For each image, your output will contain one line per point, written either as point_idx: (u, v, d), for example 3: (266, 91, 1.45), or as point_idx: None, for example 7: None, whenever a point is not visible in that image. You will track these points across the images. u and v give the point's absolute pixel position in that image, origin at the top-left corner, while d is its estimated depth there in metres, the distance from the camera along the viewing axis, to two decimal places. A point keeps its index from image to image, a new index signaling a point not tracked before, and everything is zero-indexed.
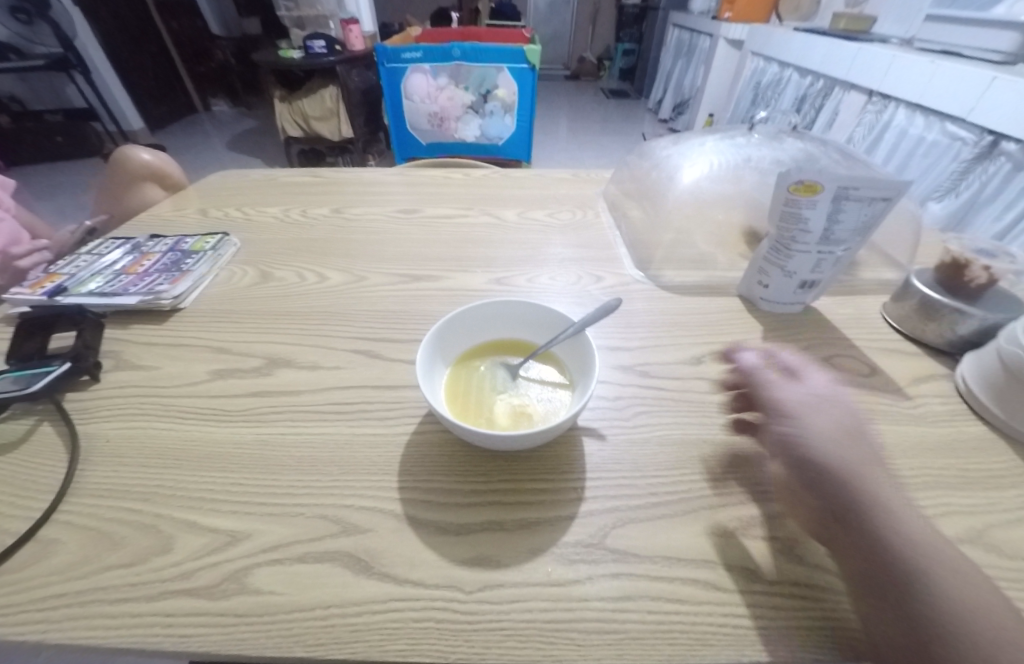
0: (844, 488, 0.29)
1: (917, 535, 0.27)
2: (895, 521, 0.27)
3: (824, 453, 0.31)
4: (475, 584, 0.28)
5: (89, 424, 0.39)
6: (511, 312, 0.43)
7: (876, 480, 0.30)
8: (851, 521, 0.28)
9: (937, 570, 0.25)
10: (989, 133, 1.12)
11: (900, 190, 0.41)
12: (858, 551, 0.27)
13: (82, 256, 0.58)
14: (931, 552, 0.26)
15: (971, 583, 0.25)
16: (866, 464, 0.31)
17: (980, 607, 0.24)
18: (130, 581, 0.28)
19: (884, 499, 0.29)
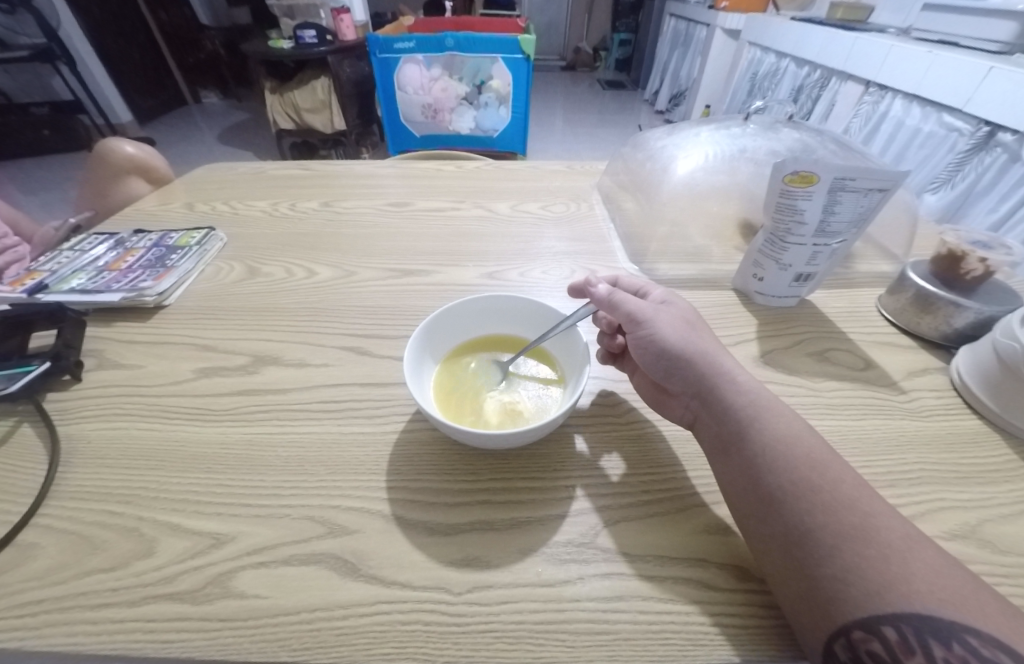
0: (722, 406, 0.31)
1: (790, 437, 0.29)
2: (768, 428, 0.29)
3: (696, 372, 0.33)
4: (465, 585, 0.27)
5: (71, 425, 0.38)
6: (503, 308, 0.42)
7: (748, 389, 0.32)
8: (734, 440, 0.30)
9: (809, 468, 0.27)
10: (985, 124, 1.11)
11: (896, 181, 0.40)
12: (742, 467, 0.29)
13: (64, 252, 0.57)
14: (804, 452, 0.28)
15: (839, 474, 0.27)
16: (734, 373, 0.33)
17: (849, 496, 0.25)
18: (110, 586, 0.28)
19: (759, 410, 0.30)
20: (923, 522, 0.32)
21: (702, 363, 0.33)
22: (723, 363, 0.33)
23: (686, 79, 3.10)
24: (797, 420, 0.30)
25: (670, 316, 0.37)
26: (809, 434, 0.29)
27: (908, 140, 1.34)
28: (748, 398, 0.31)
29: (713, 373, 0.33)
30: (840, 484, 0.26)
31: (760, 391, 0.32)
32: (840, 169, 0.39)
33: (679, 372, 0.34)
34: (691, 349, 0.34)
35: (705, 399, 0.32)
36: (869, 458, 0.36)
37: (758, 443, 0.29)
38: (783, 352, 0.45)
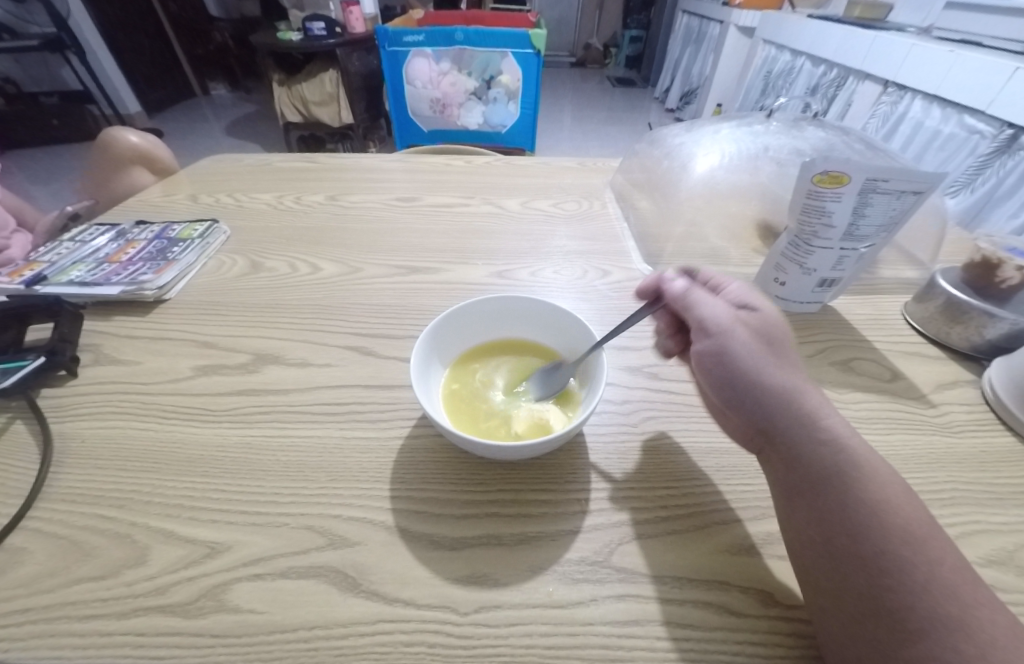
0: (799, 447, 0.27)
1: (883, 497, 0.25)
2: (847, 479, 0.26)
3: (770, 404, 0.29)
4: (471, 605, 0.26)
5: (65, 423, 0.36)
6: (513, 313, 0.41)
7: (836, 431, 0.27)
8: (809, 486, 0.26)
9: (899, 539, 0.23)
10: (1008, 126, 1.08)
11: (931, 183, 0.38)
12: (814, 518, 0.26)
13: (64, 243, 0.56)
14: (897, 518, 0.24)
15: (938, 551, 0.23)
16: (813, 410, 0.28)
17: (947, 581, 0.22)
18: (100, 596, 0.26)
19: (847, 459, 0.26)
20: (958, 545, 0.30)
21: (780, 393, 0.29)
22: (808, 396, 0.29)
23: (698, 77, 3.05)
24: (885, 476, 0.26)
25: (748, 331, 0.32)
26: (907, 497, 0.25)
27: (928, 142, 1.31)
28: (833, 442, 0.27)
29: (794, 407, 0.28)
30: (938, 565, 0.22)
31: (851, 436, 0.27)
32: (873, 170, 0.37)
33: (747, 400, 0.30)
34: (768, 376, 0.30)
35: (779, 435, 0.28)
36: (899, 476, 0.34)
37: (840, 497, 0.25)
38: (806, 361, 0.43)
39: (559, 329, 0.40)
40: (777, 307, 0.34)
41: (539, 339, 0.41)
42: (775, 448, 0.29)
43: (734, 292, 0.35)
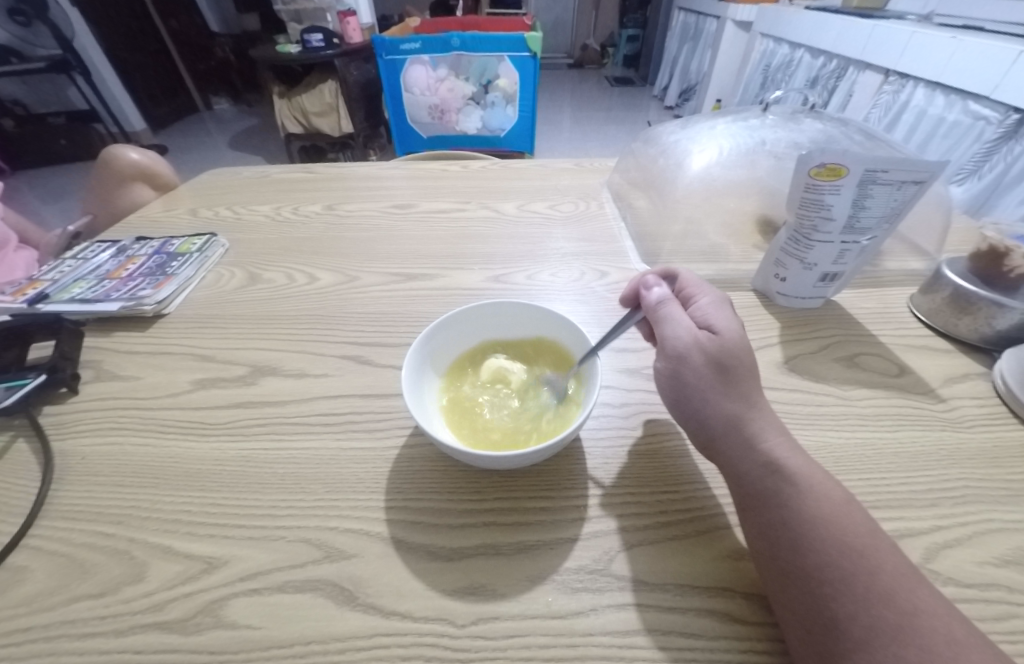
0: (740, 464, 0.28)
1: (820, 510, 0.25)
2: (792, 497, 0.25)
3: (718, 425, 0.29)
4: (468, 617, 0.25)
5: (66, 441, 0.37)
6: (501, 316, 0.40)
7: (776, 448, 0.28)
8: (751, 503, 0.27)
9: (839, 548, 0.23)
10: (1014, 111, 1.06)
11: (933, 172, 0.37)
12: (759, 533, 0.26)
13: (67, 261, 0.56)
14: (836, 529, 0.24)
15: (878, 558, 0.23)
16: (755, 430, 0.28)
17: (885, 587, 0.22)
18: (99, 614, 0.26)
19: (786, 473, 0.26)
20: (972, 546, 0.29)
21: (727, 413, 0.29)
22: (752, 417, 0.29)
23: (696, 74, 3.04)
24: (827, 492, 0.26)
25: (704, 353, 0.30)
26: (846, 507, 0.25)
27: (932, 130, 1.29)
28: (773, 458, 0.27)
29: (739, 426, 0.28)
30: (875, 571, 0.22)
31: (792, 450, 0.28)
32: (871, 161, 0.36)
33: (696, 420, 0.30)
34: (720, 396, 0.29)
35: (723, 452, 0.29)
36: (908, 474, 0.33)
37: (781, 510, 0.25)
38: (809, 358, 0.43)
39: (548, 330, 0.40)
40: (742, 327, 0.32)
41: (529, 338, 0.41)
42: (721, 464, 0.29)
43: (703, 299, 0.34)
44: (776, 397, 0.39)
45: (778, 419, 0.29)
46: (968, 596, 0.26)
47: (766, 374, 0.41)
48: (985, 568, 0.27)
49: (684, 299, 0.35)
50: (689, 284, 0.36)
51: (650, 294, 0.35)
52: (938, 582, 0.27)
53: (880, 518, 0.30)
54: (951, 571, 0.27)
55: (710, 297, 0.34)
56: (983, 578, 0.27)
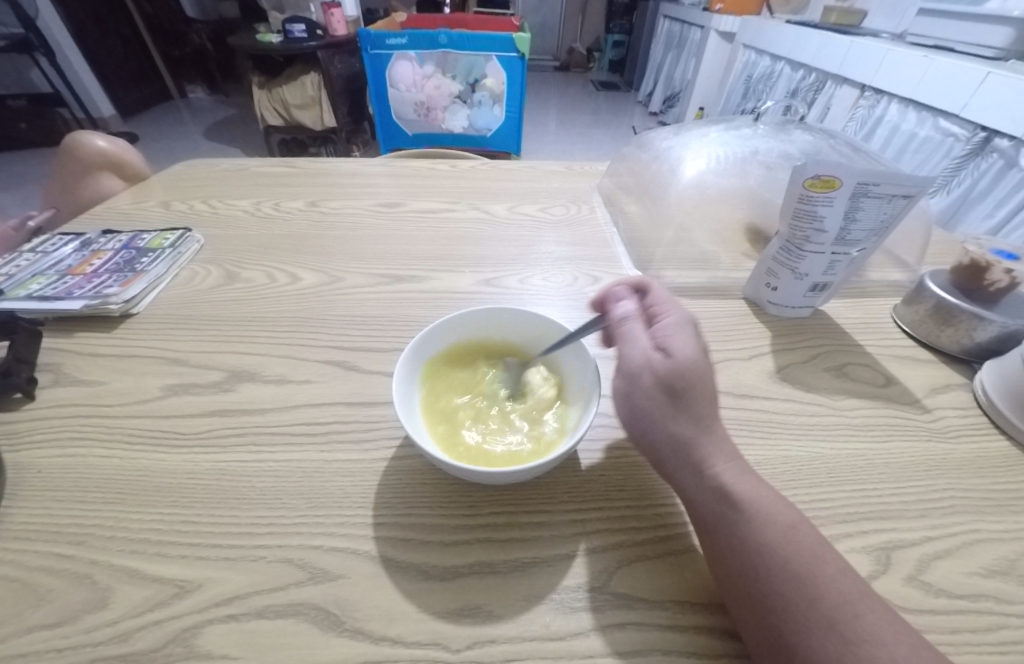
0: (689, 489, 0.27)
1: (764, 537, 0.24)
2: (741, 526, 0.25)
3: (669, 453, 0.28)
4: (463, 642, 0.24)
5: (19, 452, 0.33)
6: (468, 332, 0.39)
7: (724, 473, 0.27)
8: (701, 529, 0.26)
9: (783, 577, 0.23)
10: (982, 129, 1.11)
11: (922, 187, 0.38)
12: (710, 559, 0.25)
13: (24, 254, 0.52)
14: (782, 556, 0.23)
15: (822, 586, 0.22)
16: (707, 457, 0.27)
17: (829, 617, 0.21)
18: (55, 647, 0.24)
19: (731, 500, 0.26)
20: (960, 556, 0.29)
21: (674, 438, 0.28)
22: (702, 442, 0.27)
23: (680, 81, 3.10)
24: (776, 518, 0.25)
25: (656, 377, 0.29)
26: (793, 532, 0.24)
27: (904, 145, 1.34)
28: (720, 485, 0.26)
29: (687, 451, 0.27)
30: (818, 601, 0.22)
31: (743, 473, 0.27)
32: (864, 174, 0.37)
33: (648, 443, 0.29)
34: (669, 420, 0.28)
35: (673, 477, 0.28)
36: (898, 484, 0.33)
37: (730, 536, 0.25)
38: (800, 367, 0.43)
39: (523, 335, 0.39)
40: (701, 348, 0.30)
41: (508, 350, 0.40)
42: (673, 487, 0.28)
43: (667, 319, 0.31)
44: (769, 407, 0.39)
45: (730, 441, 0.28)
46: (959, 607, 0.26)
47: (759, 383, 0.41)
48: (974, 579, 0.28)
49: (649, 316, 0.33)
50: (658, 301, 0.34)
51: (617, 308, 0.35)
52: (931, 594, 0.27)
53: (874, 530, 0.30)
54: (942, 582, 0.27)
55: (676, 316, 0.32)
56: (972, 588, 0.27)
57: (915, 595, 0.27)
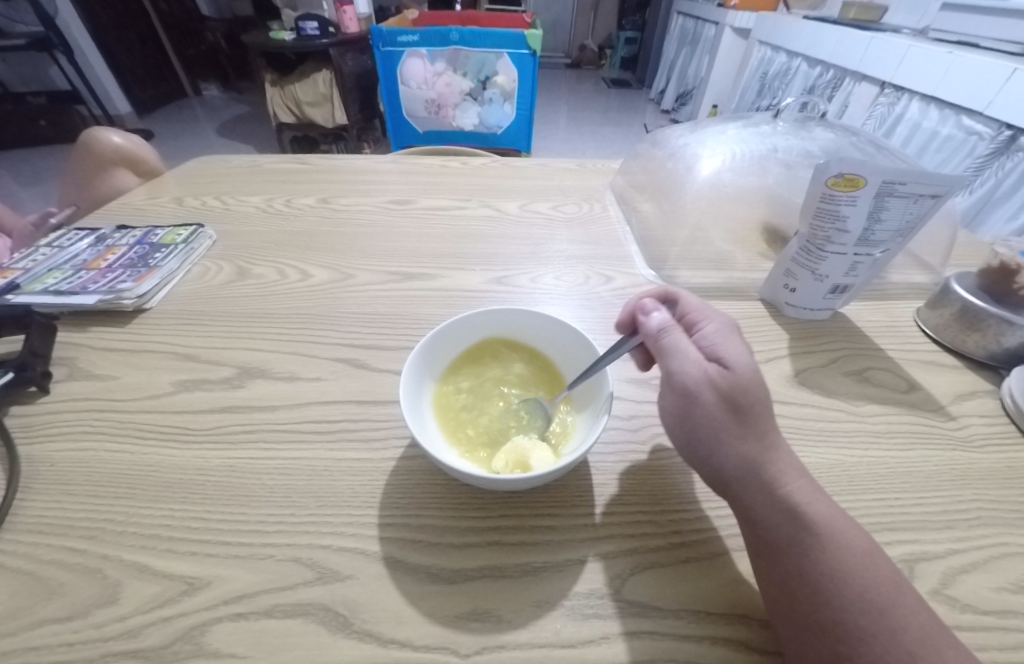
0: (753, 510, 0.26)
1: (838, 564, 0.23)
2: (813, 552, 0.24)
3: (731, 471, 0.27)
4: (473, 647, 0.24)
5: (34, 444, 0.34)
6: (452, 347, 0.37)
7: (793, 493, 0.25)
8: (768, 553, 0.25)
9: (861, 606, 0.22)
10: (1007, 128, 1.08)
11: (951, 187, 0.37)
12: (770, 580, 0.24)
13: (41, 249, 0.53)
14: (858, 584, 0.23)
15: (902, 619, 0.21)
16: (774, 479, 0.26)
17: (914, 651, 0.20)
18: (66, 641, 0.24)
19: (804, 523, 0.24)
20: (987, 571, 0.28)
21: (740, 458, 0.26)
22: (770, 463, 0.26)
23: (693, 78, 3.05)
24: (847, 544, 0.24)
25: (718, 393, 0.27)
26: (868, 559, 0.24)
27: (925, 143, 1.30)
28: (790, 507, 0.25)
29: (754, 473, 0.26)
30: (899, 633, 0.21)
31: (812, 494, 0.26)
32: (889, 173, 0.36)
33: (706, 460, 0.28)
34: (732, 439, 0.26)
35: (736, 497, 0.27)
36: (922, 495, 0.32)
37: (798, 562, 0.24)
38: (819, 372, 0.42)
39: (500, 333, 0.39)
40: (758, 361, 0.28)
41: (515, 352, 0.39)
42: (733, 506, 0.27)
43: (711, 326, 0.30)
44: (787, 412, 0.38)
45: (796, 457, 0.27)
46: (987, 624, 0.25)
47: (775, 387, 0.40)
48: (1002, 595, 0.27)
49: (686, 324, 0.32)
50: (691, 308, 0.32)
51: (648, 319, 0.32)
52: (956, 609, 0.26)
53: (897, 541, 0.29)
54: (968, 597, 0.26)
55: (719, 322, 0.30)
56: (1001, 605, 0.26)
57: (939, 610, 0.26)
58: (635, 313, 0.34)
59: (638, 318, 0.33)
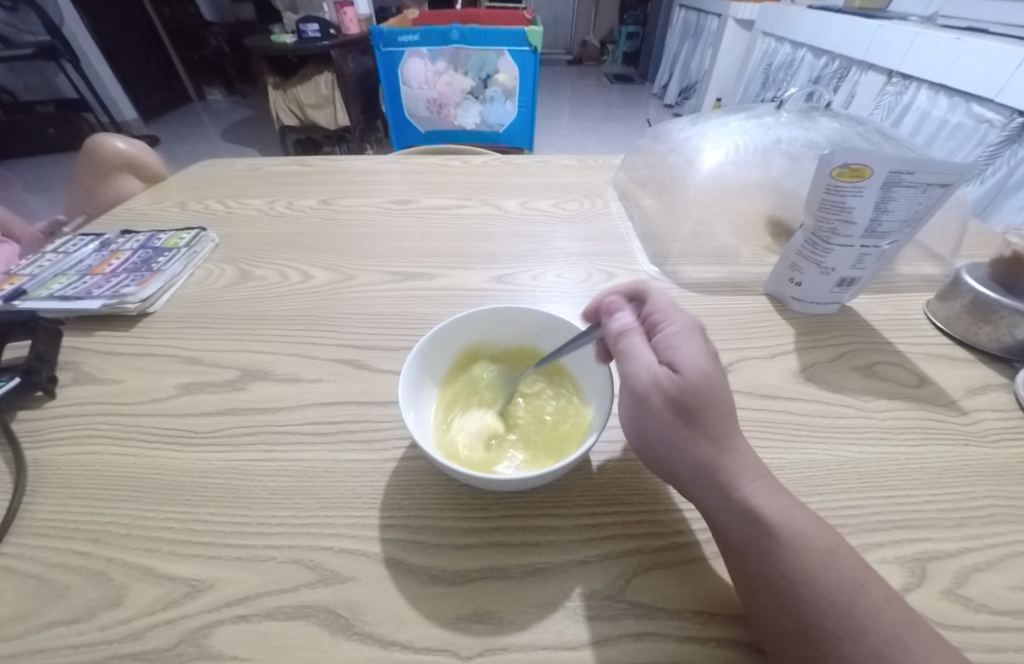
0: (710, 515, 0.26)
1: (799, 566, 0.23)
2: (773, 556, 0.23)
3: (687, 474, 0.26)
4: (475, 648, 0.24)
5: (41, 449, 0.34)
6: (446, 347, 0.36)
7: (750, 495, 0.25)
8: (731, 555, 0.25)
9: (824, 608, 0.21)
10: (1019, 114, 1.06)
11: (960, 175, 0.36)
12: (737, 586, 0.24)
13: (47, 255, 0.54)
14: (820, 586, 0.22)
15: (865, 620, 0.21)
16: (729, 482, 0.25)
17: (875, 651, 0.20)
18: (71, 643, 0.24)
19: (761, 525, 0.24)
20: (1001, 569, 0.27)
21: (694, 459, 0.26)
22: (722, 466, 0.26)
23: (697, 72, 3.02)
24: (806, 543, 0.23)
25: (667, 396, 0.27)
26: (831, 558, 0.23)
27: (935, 132, 1.28)
28: (746, 510, 0.24)
29: (708, 475, 0.26)
30: (864, 633, 0.20)
31: (769, 494, 0.25)
32: (897, 162, 0.35)
33: (662, 462, 0.28)
34: (684, 440, 0.26)
35: (695, 501, 0.26)
36: (934, 491, 0.31)
37: (758, 567, 0.23)
38: (826, 367, 0.41)
39: (479, 335, 0.38)
40: (713, 362, 0.27)
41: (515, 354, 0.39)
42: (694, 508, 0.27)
43: (670, 327, 0.29)
44: (794, 408, 0.37)
45: (756, 455, 0.26)
46: (1001, 624, 0.25)
47: (781, 383, 0.39)
48: (1017, 594, 0.26)
49: (649, 326, 0.31)
50: (658, 310, 0.31)
51: (612, 322, 0.32)
52: (970, 609, 0.25)
53: (908, 539, 0.28)
54: (982, 596, 0.26)
55: (678, 323, 0.30)
56: (1016, 605, 0.25)
57: (952, 610, 0.25)
58: (600, 314, 0.33)
59: (602, 319, 0.33)
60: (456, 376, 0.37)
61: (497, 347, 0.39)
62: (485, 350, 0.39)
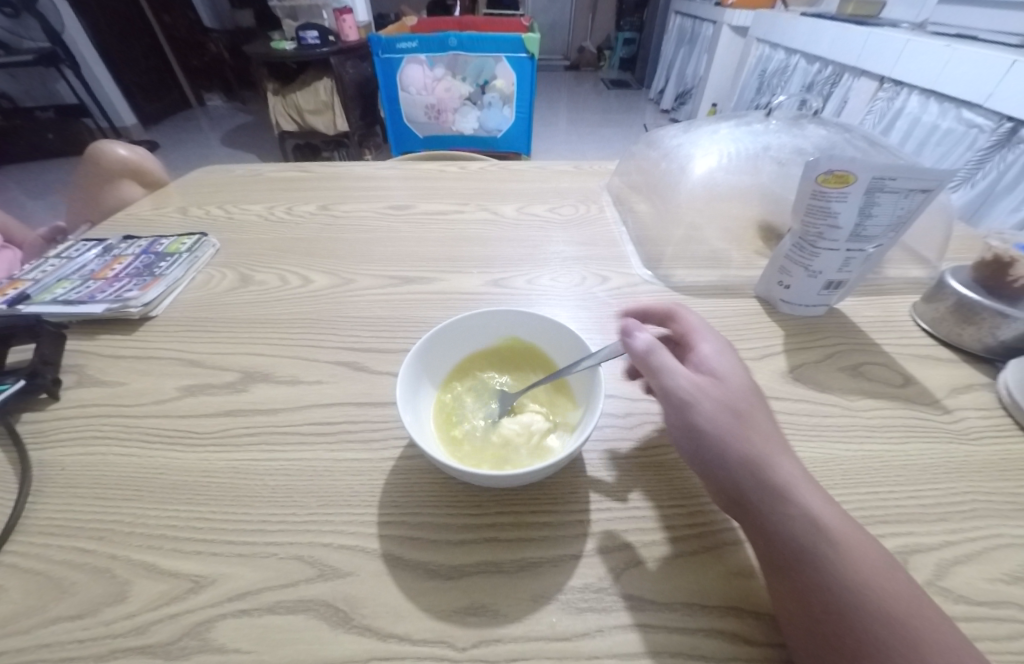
0: (768, 520, 0.25)
1: (856, 575, 0.23)
2: (834, 565, 0.23)
3: (742, 478, 0.26)
4: (470, 640, 0.24)
5: (45, 449, 0.35)
6: (443, 347, 0.37)
7: (808, 503, 0.25)
8: (786, 563, 0.24)
9: (885, 618, 0.21)
10: (1008, 119, 1.08)
11: (940, 181, 0.37)
12: (790, 598, 0.24)
13: (51, 260, 0.54)
14: (880, 597, 0.22)
15: (926, 632, 0.21)
16: (785, 488, 0.25)
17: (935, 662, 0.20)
18: (77, 637, 0.25)
19: (820, 532, 0.24)
20: (981, 562, 0.28)
21: (753, 463, 0.26)
22: (778, 471, 0.26)
23: (692, 78, 3.06)
24: (861, 554, 0.23)
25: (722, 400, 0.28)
26: (884, 569, 0.23)
27: (926, 137, 1.30)
28: (804, 517, 0.25)
29: (766, 478, 0.26)
30: (923, 646, 0.20)
31: (824, 504, 0.25)
32: (879, 168, 0.36)
33: (718, 467, 0.27)
34: (743, 444, 0.27)
35: (748, 505, 0.26)
36: (917, 487, 0.32)
37: (816, 575, 0.23)
38: (814, 367, 0.42)
39: (473, 335, 0.39)
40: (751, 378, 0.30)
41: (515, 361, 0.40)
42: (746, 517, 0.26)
43: (710, 343, 0.32)
44: (783, 408, 0.38)
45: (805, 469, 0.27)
46: (980, 614, 0.26)
47: (770, 383, 0.40)
48: (997, 586, 0.27)
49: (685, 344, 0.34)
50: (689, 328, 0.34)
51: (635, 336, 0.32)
52: (950, 601, 0.26)
53: (890, 533, 0.29)
54: (962, 588, 0.27)
55: (716, 341, 0.33)
56: (995, 596, 0.26)
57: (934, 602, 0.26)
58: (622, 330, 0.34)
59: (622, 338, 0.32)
60: (452, 375, 0.38)
61: (488, 346, 0.40)
62: (479, 349, 0.40)
